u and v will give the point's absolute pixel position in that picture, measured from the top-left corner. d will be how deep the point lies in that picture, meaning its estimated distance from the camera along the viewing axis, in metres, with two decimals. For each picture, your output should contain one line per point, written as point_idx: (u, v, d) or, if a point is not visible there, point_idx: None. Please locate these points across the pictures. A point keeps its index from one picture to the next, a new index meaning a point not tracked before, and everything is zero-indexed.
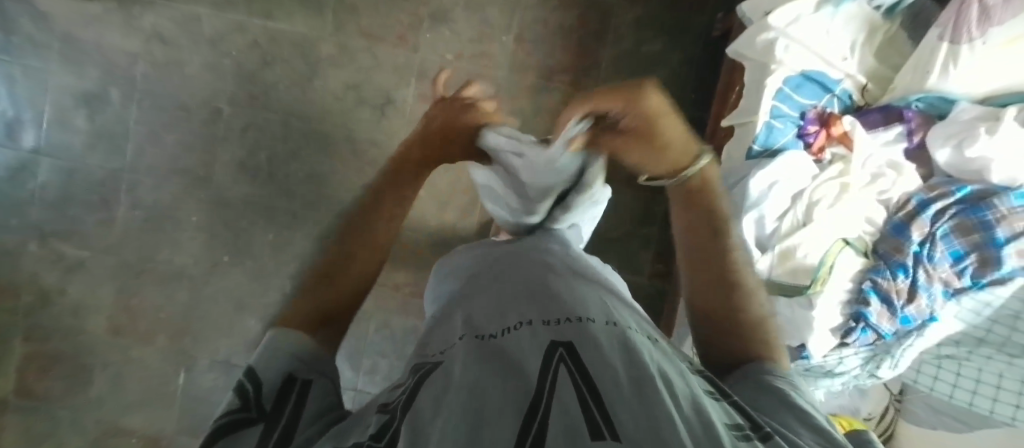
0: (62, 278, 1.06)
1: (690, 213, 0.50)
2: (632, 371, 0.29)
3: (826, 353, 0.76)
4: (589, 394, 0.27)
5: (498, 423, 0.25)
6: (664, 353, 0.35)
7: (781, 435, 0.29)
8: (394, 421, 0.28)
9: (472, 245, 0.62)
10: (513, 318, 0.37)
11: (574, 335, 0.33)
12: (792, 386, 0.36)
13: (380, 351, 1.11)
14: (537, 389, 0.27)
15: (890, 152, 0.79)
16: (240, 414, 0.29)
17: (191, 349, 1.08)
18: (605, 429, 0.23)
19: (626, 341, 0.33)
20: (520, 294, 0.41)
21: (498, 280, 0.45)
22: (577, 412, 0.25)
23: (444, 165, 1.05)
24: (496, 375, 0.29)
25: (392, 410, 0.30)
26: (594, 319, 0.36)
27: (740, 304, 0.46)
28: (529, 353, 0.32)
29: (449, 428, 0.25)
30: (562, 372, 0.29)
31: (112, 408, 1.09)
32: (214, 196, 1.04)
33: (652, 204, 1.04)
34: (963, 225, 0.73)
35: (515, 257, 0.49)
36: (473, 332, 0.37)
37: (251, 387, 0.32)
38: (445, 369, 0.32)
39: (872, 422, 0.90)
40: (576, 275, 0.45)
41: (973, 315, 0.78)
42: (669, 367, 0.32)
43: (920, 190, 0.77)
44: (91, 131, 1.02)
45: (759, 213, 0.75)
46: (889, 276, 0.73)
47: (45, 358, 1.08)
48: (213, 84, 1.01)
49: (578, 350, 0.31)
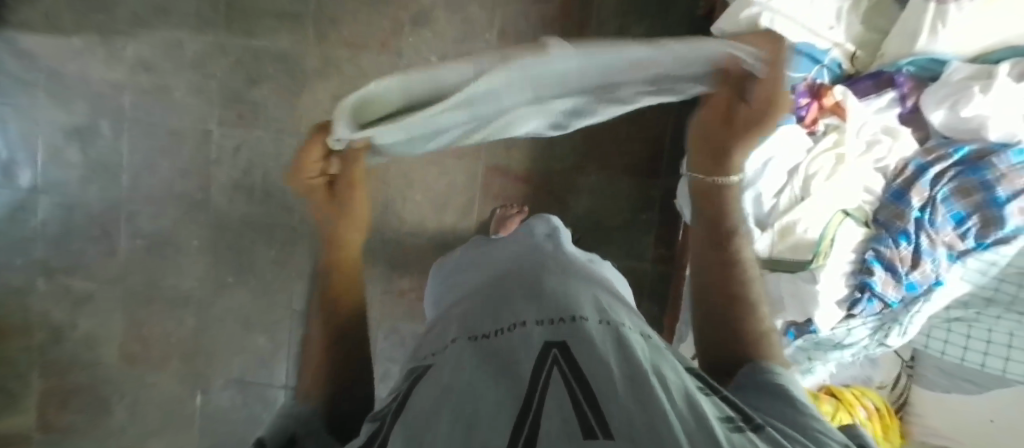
0: (72, 312, 1.07)
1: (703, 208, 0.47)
2: (625, 367, 0.30)
3: (833, 326, 0.76)
4: (582, 392, 0.27)
5: (492, 424, 0.25)
6: (657, 348, 0.35)
7: (774, 425, 0.30)
8: (385, 429, 0.29)
9: (465, 248, 0.61)
10: (507, 318, 0.37)
11: (567, 335, 0.33)
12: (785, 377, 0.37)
13: (390, 358, 1.11)
14: (530, 391, 0.28)
15: (885, 118, 0.78)
16: None
17: (205, 370, 1.09)
18: (598, 428, 0.23)
19: (619, 337, 0.34)
20: (513, 294, 0.41)
21: (489, 284, 0.45)
22: (572, 411, 0.25)
23: (438, 169, 1.05)
24: (488, 376, 0.30)
25: (381, 417, 0.31)
26: (587, 317, 0.36)
27: (744, 309, 0.45)
28: (522, 354, 0.32)
29: (443, 433, 0.25)
30: (554, 373, 0.29)
31: (134, 433, 1.11)
32: (213, 219, 1.05)
33: (649, 189, 1.03)
34: (963, 187, 0.72)
35: (509, 260, 0.49)
36: (466, 334, 0.37)
37: (259, 441, 0.35)
38: (438, 373, 0.33)
39: (885, 390, 0.91)
40: (569, 272, 0.44)
41: (978, 275, 0.77)
42: (663, 364, 0.32)
43: (918, 154, 0.76)
44: (85, 165, 1.03)
45: (755, 191, 0.75)
46: (891, 244, 0.72)
47: (63, 392, 1.09)
48: (200, 107, 1.01)
49: (570, 349, 0.31)
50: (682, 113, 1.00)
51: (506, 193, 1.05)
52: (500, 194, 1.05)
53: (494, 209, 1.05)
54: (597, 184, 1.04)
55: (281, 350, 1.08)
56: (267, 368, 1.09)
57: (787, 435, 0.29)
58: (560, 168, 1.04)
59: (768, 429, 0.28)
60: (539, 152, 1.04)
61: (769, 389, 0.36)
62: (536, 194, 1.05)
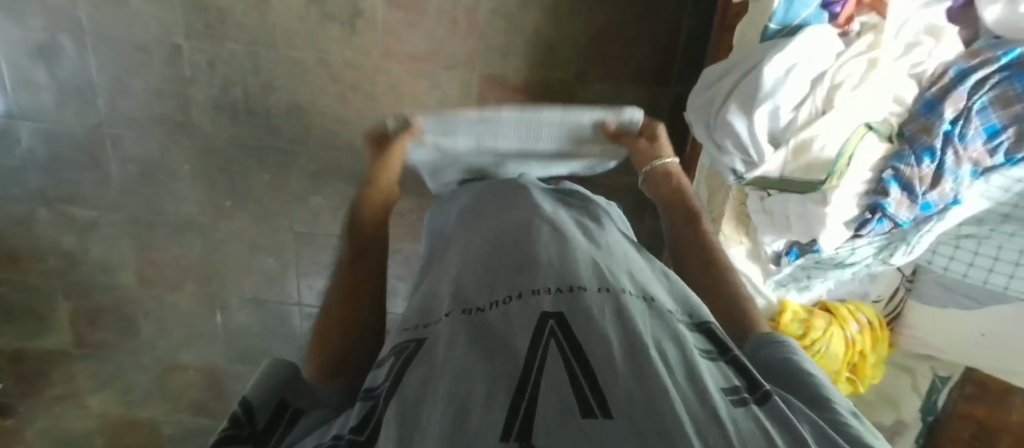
0: (81, 239, 1.09)
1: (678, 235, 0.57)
2: (626, 341, 0.30)
3: (838, 245, 0.74)
4: (579, 369, 0.28)
5: (487, 406, 0.26)
6: (661, 314, 0.35)
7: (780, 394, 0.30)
8: (377, 409, 0.29)
9: (455, 200, 0.62)
10: (502, 290, 0.38)
11: (566, 306, 0.34)
12: (797, 353, 0.36)
13: (397, 275, 1.12)
14: (527, 368, 0.29)
15: (931, 15, 0.67)
16: (234, 429, 0.27)
17: (220, 291, 1.13)
18: (596, 408, 0.25)
19: (620, 306, 0.34)
20: (508, 264, 0.41)
21: (484, 249, 0.45)
22: (571, 392, 0.26)
23: (429, 81, 0.96)
24: (481, 358, 0.31)
25: (375, 397, 0.31)
26: (586, 287, 0.36)
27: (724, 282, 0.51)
28: (519, 328, 0.33)
29: (438, 412, 0.26)
30: (552, 348, 0.30)
31: (166, 347, 1.19)
32: (200, 142, 1.01)
33: (657, 99, 0.96)
34: (1006, 96, 0.64)
35: (507, 224, 0.48)
36: (460, 307, 0.37)
37: (245, 400, 0.30)
38: (433, 347, 0.34)
39: (880, 304, 0.91)
40: (558, 234, 0.44)
41: (1000, 192, 0.72)
42: (665, 334, 0.33)
43: (960, 57, 0.67)
44: (55, 87, 0.96)
45: (773, 104, 0.67)
46: (913, 162, 0.67)
47: (91, 313, 1.16)
48: (162, 16, 0.91)
49: (567, 322, 0.33)
50: (701, 10, 0.90)
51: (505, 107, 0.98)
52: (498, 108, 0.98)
53: None
54: (601, 92, 0.96)
55: (290, 269, 1.11)
56: (280, 287, 1.13)
57: (796, 409, 0.28)
58: (562, 77, 0.95)
59: (773, 399, 0.28)
60: (539, 59, 0.94)
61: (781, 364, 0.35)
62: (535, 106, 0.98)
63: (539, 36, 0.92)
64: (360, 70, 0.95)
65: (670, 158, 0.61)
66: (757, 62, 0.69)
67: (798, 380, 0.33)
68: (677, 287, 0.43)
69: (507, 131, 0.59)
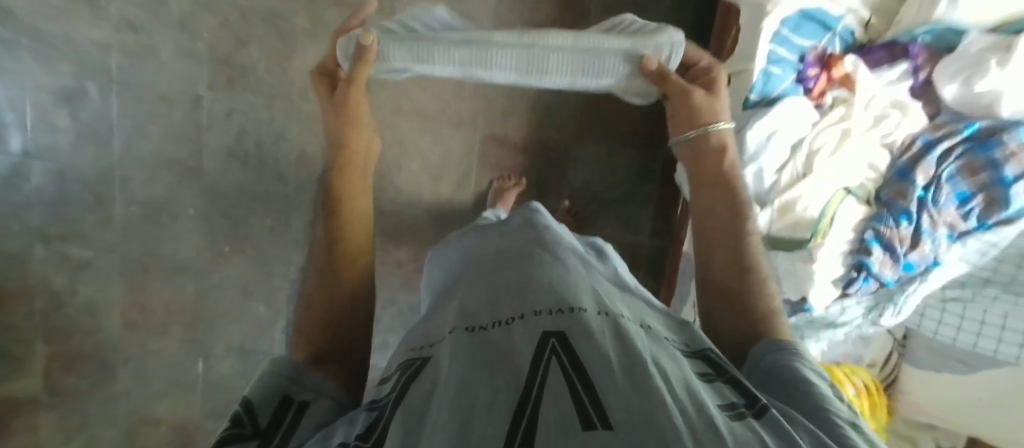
0: (73, 278, 1.08)
1: (711, 223, 0.45)
2: (626, 358, 0.31)
3: (828, 304, 0.75)
4: (579, 382, 0.29)
5: (491, 417, 0.27)
6: (658, 340, 0.36)
7: (780, 408, 0.30)
8: (384, 419, 0.30)
9: (459, 234, 0.60)
10: (506, 311, 0.38)
11: (566, 326, 0.35)
12: (799, 362, 0.35)
13: (389, 329, 1.10)
14: (529, 383, 0.29)
15: (895, 92, 0.74)
16: (237, 429, 0.30)
17: (206, 338, 1.11)
18: (596, 419, 0.25)
19: (618, 328, 0.35)
20: (510, 287, 0.41)
21: (486, 273, 0.45)
22: (571, 403, 0.27)
23: (433, 137, 1.01)
24: (486, 371, 0.31)
25: (380, 407, 0.32)
26: (586, 309, 0.37)
27: (755, 292, 0.42)
28: (522, 345, 0.33)
29: (444, 425, 0.27)
30: (553, 364, 0.31)
31: (140, 398, 1.14)
32: (208, 187, 1.04)
33: (649, 161, 1.01)
34: (970, 165, 0.69)
35: (503, 251, 0.48)
36: (463, 324, 0.38)
37: (247, 401, 0.32)
38: (439, 364, 0.34)
39: (875, 369, 0.91)
40: (556, 259, 0.45)
41: (978, 255, 0.74)
42: (664, 355, 0.33)
43: (926, 130, 0.73)
44: (75, 130, 1.01)
45: (757, 166, 0.72)
46: (891, 223, 0.70)
47: (68, 357, 1.12)
48: (188, 69, 0.98)
49: (568, 340, 0.33)
50: None
51: (505, 163, 1.03)
52: (499, 164, 1.03)
53: (491, 180, 1.03)
54: (593, 152, 1.01)
55: (280, 319, 1.10)
56: (268, 336, 1.10)
57: (794, 422, 0.29)
58: (559, 137, 1.01)
59: (770, 412, 0.28)
60: (539, 120, 1.01)
61: (779, 372, 0.35)
62: (534, 164, 1.03)
63: (539, 99, 1.00)
64: None
65: (724, 121, 0.45)
66: (740, 127, 0.74)
67: (794, 388, 0.33)
68: (678, 323, 0.43)
69: (498, 62, 0.46)
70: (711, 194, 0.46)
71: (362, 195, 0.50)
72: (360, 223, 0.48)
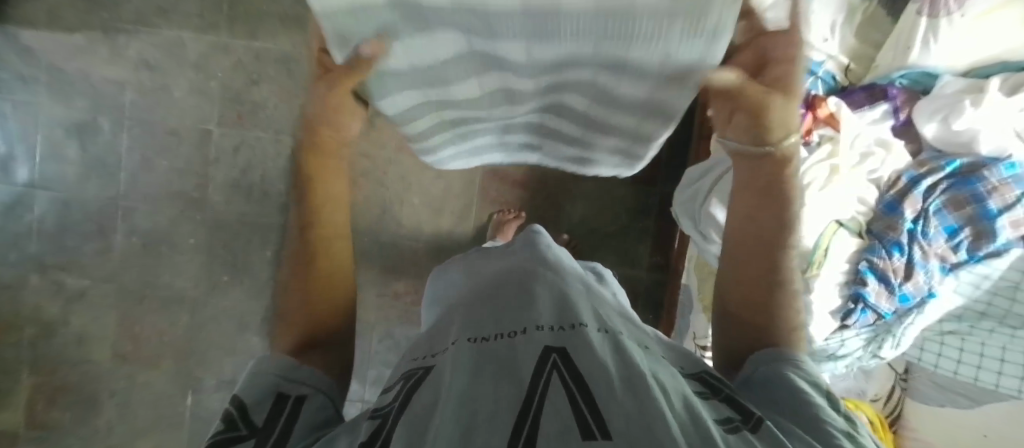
0: (65, 309, 1.07)
1: (751, 227, 0.41)
2: (624, 372, 0.31)
3: (827, 336, 0.75)
4: (579, 393, 0.29)
5: (490, 427, 0.26)
6: (657, 358, 0.36)
7: (779, 424, 0.30)
8: (386, 428, 0.30)
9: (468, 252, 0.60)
10: (509, 324, 0.38)
11: (568, 341, 0.35)
12: (794, 375, 0.35)
13: (385, 361, 1.09)
14: (530, 392, 0.29)
15: (879, 130, 0.77)
16: (231, 431, 0.31)
17: (195, 371, 1.08)
18: (596, 429, 0.25)
19: (618, 344, 0.35)
20: (515, 301, 0.42)
21: (487, 291, 0.46)
22: (570, 413, 0.27)
23: (435, 171, 1.04)
24: (488, 380, 0.31)
25: (383, 415, 0.32)
26: (587, 325, 0.38)
27: (775, 301, 0.41)
28: (524, 357, 0.33)
29: (445, 432, 0.27)
30: (554, 375, 0.31)
31: (123, 434, 1.10)
32: (210, 218, 1.05)
33: (645, 197, 1.04)
34: (955, 199, 0.72)
35: (507, 269, 0.49)
36: (466, 336, 0.38)
37: (239, 402, 0.33)
38: (440, 374, 0.34)
39: (879, 403, 0.90)
40: (557, 279, 0.45)
41: (971, 288, 0.77)
42: (664, 372, 0.33)
43: (910, 167, 0.76)
44: (83, 162, 1.03)
45: None
46: (884, 255, 0.72)
47: (52, 391, 1.08)
48: (199, 106, 1.02)
49: (570, 354, 0.33)
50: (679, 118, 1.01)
51: (504, 198, 1.05)
52: (498, 199, 1.05)
53: (490, 213, 1.05)
54: (590, 188, 1.04)
55: None
56: None
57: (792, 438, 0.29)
58: (557, 173, 1.04)
59: (766, 428, 0.29)
60: None
61: (777, 385, 0.35)
62: (533, 200, 1.05)
63: None
64: (370, 158, 1.03)
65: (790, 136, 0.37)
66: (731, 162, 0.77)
67: (789, 402, 0.33)
68: (676, 347, 0.43)
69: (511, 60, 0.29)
70: (764, 200, 0.40)
71: (330, 171, 0.42)
72: (334, 202, 0.43)
